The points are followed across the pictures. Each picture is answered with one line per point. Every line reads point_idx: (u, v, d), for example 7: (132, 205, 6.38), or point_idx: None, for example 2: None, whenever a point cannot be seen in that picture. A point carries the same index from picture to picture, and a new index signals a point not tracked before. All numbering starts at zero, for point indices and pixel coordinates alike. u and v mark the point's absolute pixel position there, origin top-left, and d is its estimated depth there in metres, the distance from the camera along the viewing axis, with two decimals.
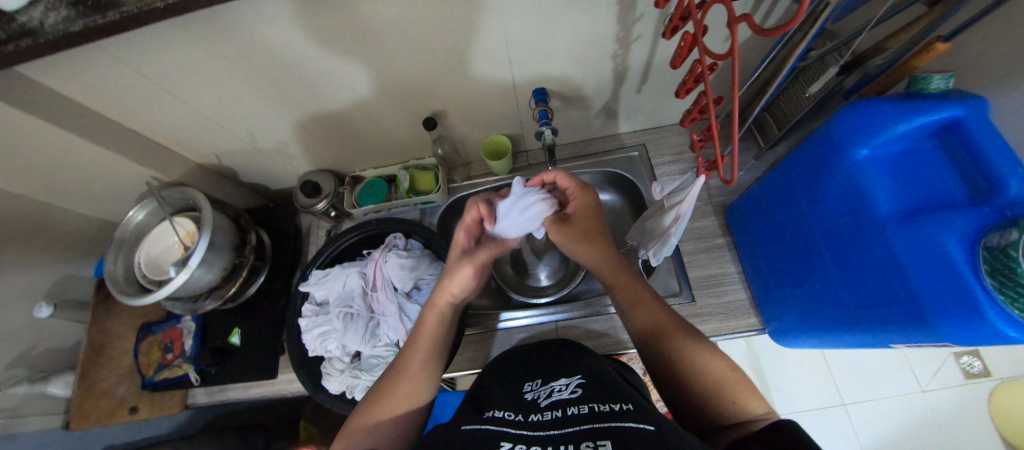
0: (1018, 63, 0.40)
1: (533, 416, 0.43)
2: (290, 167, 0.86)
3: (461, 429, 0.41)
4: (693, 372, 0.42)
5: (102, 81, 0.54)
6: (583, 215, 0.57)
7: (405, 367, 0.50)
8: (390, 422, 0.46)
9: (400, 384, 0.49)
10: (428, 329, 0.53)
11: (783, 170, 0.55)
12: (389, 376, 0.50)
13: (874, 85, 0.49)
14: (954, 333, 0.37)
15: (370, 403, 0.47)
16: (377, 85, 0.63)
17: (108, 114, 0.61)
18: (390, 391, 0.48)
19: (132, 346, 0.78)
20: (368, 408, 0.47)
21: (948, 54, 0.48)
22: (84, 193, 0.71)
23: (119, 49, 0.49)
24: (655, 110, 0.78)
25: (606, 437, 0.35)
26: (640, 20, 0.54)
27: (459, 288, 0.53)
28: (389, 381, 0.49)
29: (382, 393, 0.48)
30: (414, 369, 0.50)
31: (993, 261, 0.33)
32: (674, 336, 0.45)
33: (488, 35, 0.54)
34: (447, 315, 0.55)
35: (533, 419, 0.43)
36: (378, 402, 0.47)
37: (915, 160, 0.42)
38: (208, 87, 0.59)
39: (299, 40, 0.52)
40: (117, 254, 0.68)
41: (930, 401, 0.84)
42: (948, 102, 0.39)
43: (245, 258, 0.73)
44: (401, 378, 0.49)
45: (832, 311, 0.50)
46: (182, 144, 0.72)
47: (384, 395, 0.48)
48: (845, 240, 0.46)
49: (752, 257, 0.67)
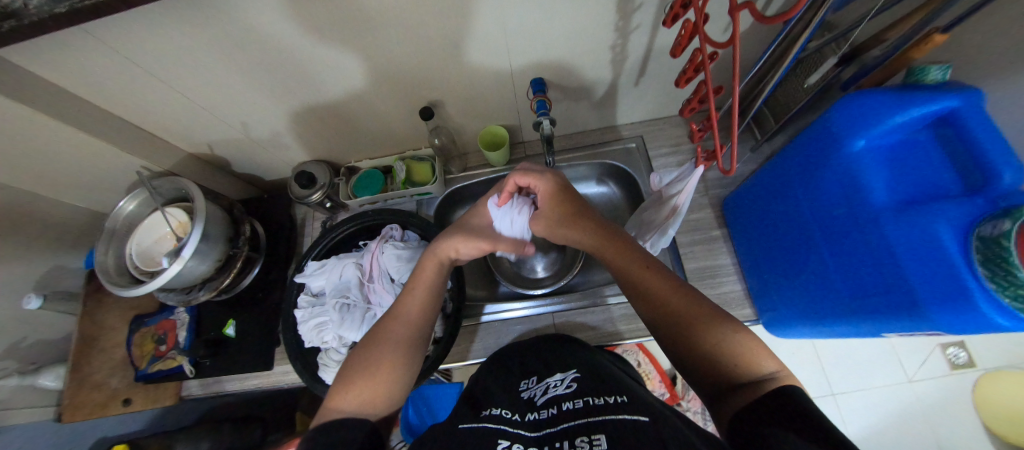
0: (1015, 53, 0.40)
1: (530, 415, 0.44)
2: (284, 158, 0.84)
3: (458, 429, 0.42)
4: (697, 336, 0.37)
5: (89, 66, 0.52)
6: (551, 202, 0.56)
7: (388, 339, 0.46)
8: (368, 397, 0.41)
9: (393, 328, 0.48)
10: (425, 279, 0.52)
11: (780, 163, 0.56)
12: (385, 322, 0.49)
13: (872, 77, 0.49)
14: (946, 322, 0.37)
15: (348, 375, 0.43)
16: (372, 73, 0.62)
17: (95, 100, 0.60)
18: (369, 360, 0.44)
19: (124, 338, 0.77)
20: (345, 379, 0.42)
21: (946, 45, 0.48)
22: (73, 182, 0.70)
23: (107, 32, 0.47)
24: (653, 102, 0.77)
25: (603, 431, 0.35)
26: (639, 9, 0.53)
27: (469, 254, 0.55)
28: (372, 350, 0.45)
29: (363, 363, 0.44)
30: (410, 316, 0.49)
31: (986, 251, 0.33)
32: (667, 298, 0.41)
33: (485, 22, 0.53)
34: (444, 267, 0.54)
35: (530, 417, 0.43)
36: (354, 371, 0.43)
37: (910, 152, 0.42)
38: (199, 74, 0.57)
39: (291, 25, 0.50)
40: (107, 245, 0.66)
41: (917, 392, 0.81)
42: (943, 94, 0.39)
43: (240, 250, 0.72)
44: (395, 323, 0.48)
45: (826, 302, 0.51)
46: (172, 133, 0.71)
47: (378, 338, 0.46)
48: (840, 231, 0.47)
49: (747, 249, 0.68)
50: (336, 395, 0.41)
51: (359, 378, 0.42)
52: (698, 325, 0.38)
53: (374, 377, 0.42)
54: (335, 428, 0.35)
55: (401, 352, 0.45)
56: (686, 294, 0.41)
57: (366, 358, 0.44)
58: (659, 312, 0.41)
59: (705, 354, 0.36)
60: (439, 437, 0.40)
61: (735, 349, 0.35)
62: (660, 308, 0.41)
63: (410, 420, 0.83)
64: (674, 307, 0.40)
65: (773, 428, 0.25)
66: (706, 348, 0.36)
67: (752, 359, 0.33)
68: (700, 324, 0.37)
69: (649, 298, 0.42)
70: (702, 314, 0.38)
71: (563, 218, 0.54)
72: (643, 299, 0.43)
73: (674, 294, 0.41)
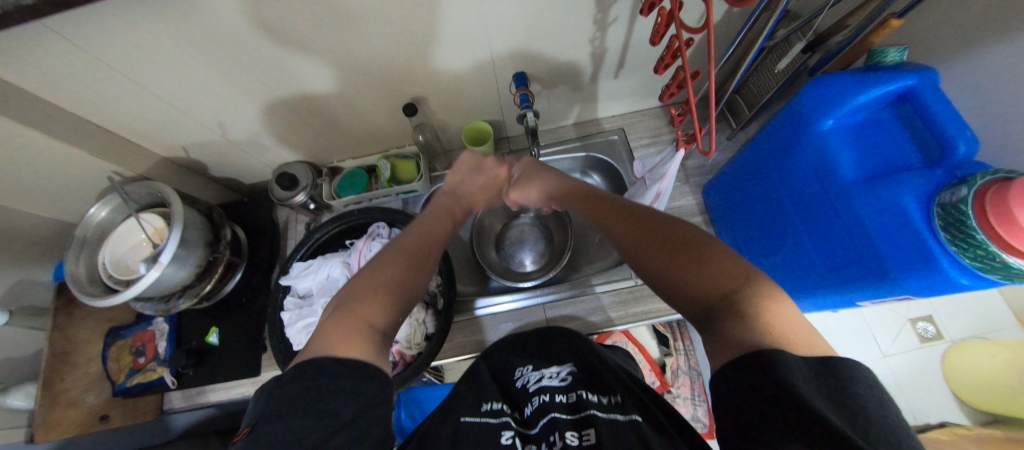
0: (966, 34, 0.43)
1: (527, 408, 0.46)
2: (265, 159, 0.82)
3: (461, 421, 0.42)
4: (674, 268, 0.35)
5: (53, 63, 0.50)
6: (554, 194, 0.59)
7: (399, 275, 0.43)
8: (378, 325, 0.38)
9: (405, 254, 0.46)
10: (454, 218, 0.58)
11: (755, 145, 0.58)
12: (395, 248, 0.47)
13: (836, 61, 0.52)
14: (913, 287, 0.40)
15: (348, 302, 0.39)
16: (354, 69, 0.61)
17: (59, 100, 0.57)
18: (378, 287, 0.40)
19: (100, 352, 0.74)
20: (350, 302, 0.38)
21: (903, 30, 0.50)
22: (37, 189, 0.66)
23: (72, 27, 0.45)
24: (633, 92, 0.79)
25: (591, 426, 0.39)
26: (616, 2, 0.54)
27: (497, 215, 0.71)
28: (363, 287, 0.40)
29: (362, 292, 0.40)
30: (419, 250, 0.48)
31: (946, 216, 0.36)
32: (662, 246, 0.37)
33: (467, 14, 0.53)
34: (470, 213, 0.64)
35: (527, 411, 0.46)
36: (342, 304, 0.39)
37: (875, 129, 0.44)
38: (172, 69, 0.55)
39: (270, 19, 0.49)
40: (78, 255, 0.63)
41: (891, 366, 0.86)
42: (903, 74, 0.41)
43: (221, 255, 0.70)
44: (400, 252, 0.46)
45: (804, 276, 0.53)
46: (146, 135, 0.68)
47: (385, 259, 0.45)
48: (814, 206, 0.49)
49: (729, 232, 0.70)
50: (340, 313, 0.37)
51: (360, 304, 0.38)
52: (675, 255, 0.35)
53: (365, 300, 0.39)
54: (325, 371, 0.30)
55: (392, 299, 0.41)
56: (667, 224, 0.39)
57: (375, 289, 0.40)
58: (640, 254, 0.39)
59: (705, 303, 0.31)
60: (440, 429, 0.41)
61: (708, 268, 0.32)
62: (640, 248, 0.39)
63: (401, 421, 0.82)
64: (652, 247, 0.38)
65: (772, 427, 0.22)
66: (684, 280, 0.33)
67: (754, 302, 0.28)
68: (681, 252, 0.35)
69: (642, 252, 0.38)
70: (682, 243, 0.36)
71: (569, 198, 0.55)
72: (625, 243, 0.41)
73: (669, 241, 0.37)
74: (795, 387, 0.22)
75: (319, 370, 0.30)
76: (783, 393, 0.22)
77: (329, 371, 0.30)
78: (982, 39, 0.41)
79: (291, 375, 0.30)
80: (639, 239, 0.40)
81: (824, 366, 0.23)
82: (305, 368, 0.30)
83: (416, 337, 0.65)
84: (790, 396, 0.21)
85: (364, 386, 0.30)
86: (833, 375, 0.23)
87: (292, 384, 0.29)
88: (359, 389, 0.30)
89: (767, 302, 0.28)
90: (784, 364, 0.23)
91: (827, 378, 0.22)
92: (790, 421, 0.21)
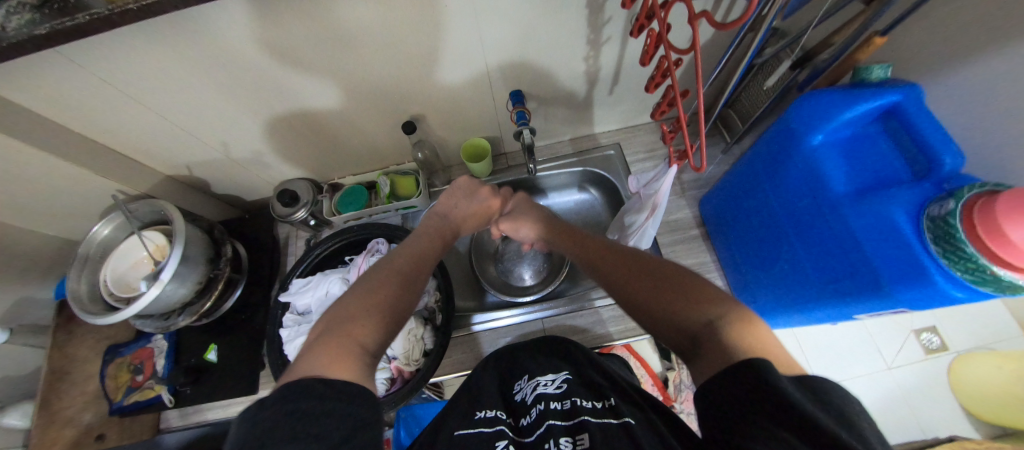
0: (942, 55, 0.44)
1: (524, 419, 0.46)
2: (267, 176, 0.84)
3: (455, 434, 0.41)
4: (656, 299, 0.37)
5: (63, 86, 0.51)
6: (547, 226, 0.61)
7: (389, 301, 0.43)
8: (370, 345, 0.38)
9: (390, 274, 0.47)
10: (432, 232, 0.59)
11: (748, 162, 0.59)
12: (389, 266, 0.48)
13: (822, 79, 0.53)
14: (908, 299, 0.40)
15: (340, 321, 0.39)
16: (354, 90, 0.63)
17: (66, 121, 0.58)
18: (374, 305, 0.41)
19: (99, 369, 0.74)
20: (338, 325, 0.39)
21: (886, 49, 0.52)
22: (43, 207, 0.67)
23: (84, 52, 0.47)
24: (628, 109, 0.81)
25: (585, 430, 0.38)
26: (608, 23, 0.56)
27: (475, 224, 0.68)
28: (359, 306, 0.41)
29: (353, 312, 0.40)
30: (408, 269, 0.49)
31: (935, 230, 0.36)
32: (647, 279, 0.39)
33: (463, 36, 0.55)
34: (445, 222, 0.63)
35: (524, 422, 0.45)
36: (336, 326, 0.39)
37: (863, 143, 0.45)
38: (178, 90, 0.57)
39: (273, 44, 0.51)
40: (80, 273, 0.64)
41: (897, 378, 0.80)
42: (887, 89, 0.42)
43: (221, 271, 0.71)
44: (398, 274, 0.47)
45: (802, 290, 0.53)
46: (150, 154, 0.70)
47: (386, 280, 0.45)
48: (807, 220, 0.49)
49: (725, 245, 0.70)
50: (323, 334, 0.37)
51: (345, 326, 0.39)
52: (661, 286, 0.38)
53: (359, 321, 0.39)
54: (312, 392, 0.29)
55: (389, 320, 0.42)
56: (656, 262, 0.41)
57: (366, 310, 0.41)
58: (626, 285, 0.41)
59: (687, 330, 0.33)
60: (434, 444, 0.40)
61: (693, 299, 0.35)
62: (628, 281, 0.41)
63: (398, 437, 0.81)
64: (637, 279, 0.40)
65: (768, 428, 0.22)
66: (670, 310, 0.35)
67: (735, 327, 0.30)
68: (668, 285, 0.37)
69: (627, 284, 0.41)
70: (670, 278, 0.38)
71: (561, 232, 0.58)
72: (615, 277, 0.43)
73: (652, 274, 0.40)
74: (779, 387, 0.23)
75: (304, 391, 0.29)
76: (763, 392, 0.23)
77: (319, 393, 0.29)
78: (960, 58, 0.42)
79: (275, 397, 0.29)
80: (626, 272, 0.42)
81: (806, 382, 0.24)
82: (291, 388, 0.30)
83: (414, 353, 0.65)
84: (788, 402, 0.22)
85: (359, 407, 0.30)
86: (818, 388, 0.23)
87: (281, 406, 0.28)
88: (333, 417, 0.28)
89: (745, 326, 0.30)
90: (767, 370, 0.24)
91: (815, 394, 0.23)
92: (784, 420, 0.22)
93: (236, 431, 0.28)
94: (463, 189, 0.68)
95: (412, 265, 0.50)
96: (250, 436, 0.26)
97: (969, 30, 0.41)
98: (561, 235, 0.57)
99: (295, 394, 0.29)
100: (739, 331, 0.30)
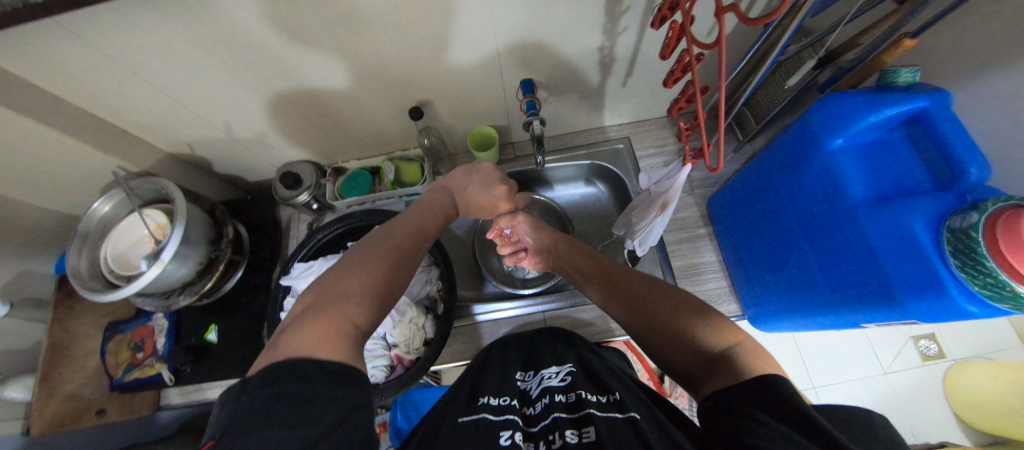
0: (976, 60, 0.43)
1: (529, 409, 0.46)
2: (269, 157, 0.82)
3: (460, 421, 0.42)
4: (673, 323, 0.38)
5: (60, 57, 0.50)
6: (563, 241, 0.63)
7: (388, 288, 0.43)
8: (362, 326, 0.38)
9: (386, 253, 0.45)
10: (434, 205, 0.58)
11: (762, 161, 0.58)
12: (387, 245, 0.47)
13: (845, 79, 0.51)
14: (921, 311, 0.39)
15: (331, 296, 0.38)
16: (361, 71, 0.61)
17: (63, 94, 0.57)
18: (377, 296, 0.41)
19: (99, 346, 0.74)
20: (323, 302, 0.37)
21: (915, 52, 0.50)
22: (42, 181, 0.66)
23: (82, 23, 0.45)
24: (640, 102, 0.79)
25: (591, 423, 0.38)
26: (627, 12, 0.54)
27: (476, 210, 0.67)
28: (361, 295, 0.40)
29: (344, 290, 0.39)
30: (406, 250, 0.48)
31: (956, 242, 0.35)
32: (664, 305, 0.41)
33: (476, 19, 0.53)
34: (450, 199, 0.62)
35: (530, 412, 0.45)
36: (326, 305, 0.37)
37: (885, 150, 0.44)
38: (180, 66, 0.55)
39: (278, 22, 0.49)
40: (80, 249, 0.64)
41: (893, 384, 0.81)
42: (914, 94, 0.41)
43: (222, 252, 0.70)
44: (399, 261, 0.46)
45: (810, 296, 0.52)
46: (150, 131, 0.68)
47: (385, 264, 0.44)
48: (821, 227, 0.48)
49: (732, 246, 0.70)
50: (312, 312, 0.36)
51: (338, 303, 0.37)
52: (678, 313, 0.39)
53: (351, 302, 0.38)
54: (298, 373, 0.28)
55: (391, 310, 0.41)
56: (671, 288, 0.43)
57: (370, 300, 0.40)
58: (644, 308, 0.42)
59: (702, 354, 0.34)
60: (438, 430, 0.41)
61: (710, 326, 0.36)
62: (643, 305, 0.43)
63: (397, 424, 0.81)
64: (655, 303, 0.42)
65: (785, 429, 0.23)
66: (686, 333, 0.37)
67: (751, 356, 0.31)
68: (686, 312, 0.39)
69: (645, 307, 0.42)
70: (685, 305, 0.40)
71: (577, 249, 0.59)
72: (630, 299, 0.45)
73: (669, 300, 0.41)
74: (792, 399, 0.25)
75: (293, 372, 0.28)
76: (771, 391, 0.26)
77: (307, 376, 0.28)
78: (992, 65, 0.41)
79: (257, 378, 0.28)
80: (645, 296, 0.44)
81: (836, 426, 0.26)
82: (277, 368, 0.28)
83: (415, 341, 0.65)
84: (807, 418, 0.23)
85: (352, 392, 0.30)
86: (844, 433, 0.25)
87: (268, 388, 0.27)
88: (321, 401, 0.27)
89: (760, 355, 0.31)
90: (777, 378, 0.27)
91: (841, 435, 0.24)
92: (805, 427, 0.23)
93: (219, 412, 0.27)
94: (481, 176, 0.64)
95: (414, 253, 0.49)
96: (235, 416, 0.25)
97: (1001, 34, 0.39)
98: (577, 253, 0.59)
99: (283, 374, 0.28)
100: (753, 358, 0.31)
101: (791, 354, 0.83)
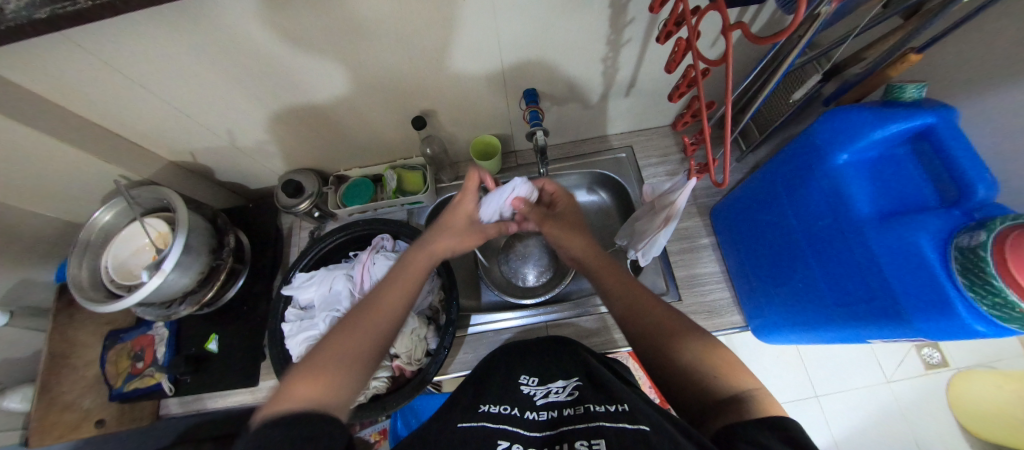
0: (982, 76, 0.43)
1: (530, 413, 0.45)
2: (271, 165, 0.82)
3: (458, 426, 0.41)
4: (686, 358, 0.38)
5: (64, 69, 0.50)
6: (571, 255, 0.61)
7: (376, 333, 0.43)
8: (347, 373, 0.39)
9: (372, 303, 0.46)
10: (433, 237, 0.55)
11: (766, 172, 0.57)
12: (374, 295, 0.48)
13: (851, 93, 0.51)
14: (927, 328, 0.39)
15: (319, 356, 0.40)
16: (362, 81, 0.61)
17: (67, 105, 0.57)
18: (362, 343, 0.42)
19: (99, 354, 0.74)
20: (306, 363, 0.39)
21: (921, 66, 0.50)
22: (43, 190, 0.66)
23: (87, 37, 0.45)
24: (643, 112, 0.79)
25: (601, 435, 0.36)
26: (631, 24, 0.54)
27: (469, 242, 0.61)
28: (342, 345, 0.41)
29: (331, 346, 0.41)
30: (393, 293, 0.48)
31: (964, 260, 0.35)
32: (679, 337, 0.41)
33: (480, 30, 0.53)
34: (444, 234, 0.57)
35: (530, 416, 0.44)
36: (315, 366, 0.38)
37: (891, 165, 0.44)
38: (183, 77, 0.55)
39: (282, 34, 0.50)
40: (80, 258, 0.63)
41: (896, 392, 0.80)
42: (921, 111, 0.40)
43: (223, 261, 0.70)
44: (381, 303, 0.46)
45: (815, 310, 0.52)
46: (153, 140, 0.68)
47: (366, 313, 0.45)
48: (826, 242, 0.48)
49: (735, 257, 0.69)
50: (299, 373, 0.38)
51: (324, 358, 0.39)
52: (691, 347, 0.39)
53: (334, 359, 0.39)
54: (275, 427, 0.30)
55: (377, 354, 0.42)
56: (680, 319, 0.44)
57: None
58: (657, 338, 0.42)
59: (711, 395, 0.35)
60: (437, 435, 0.40)
61: (724, 368, 0.36)
62: (656, 336, 0.42)
63: (397, 431, 0.81)
64: (669, 333, 0.42)
65: None
66: (700, 371, 0.37)
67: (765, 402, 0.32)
68: (699, 348, 0.39)
69: (658, 337, 0.42)
70: (697, 339, 0.40)
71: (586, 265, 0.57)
72: (634, 326, 0.45)
73: (685, 333, 0.41)
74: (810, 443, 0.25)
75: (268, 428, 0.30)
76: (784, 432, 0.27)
77: (280, 427, 0.30)
78: (998, 82, 0.41)
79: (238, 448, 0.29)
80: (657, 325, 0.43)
81: None
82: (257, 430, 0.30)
83: (417, 353, 0.65)
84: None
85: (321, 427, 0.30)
86: None
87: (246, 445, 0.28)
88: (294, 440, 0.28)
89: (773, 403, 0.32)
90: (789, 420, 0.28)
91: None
92: None
93: None
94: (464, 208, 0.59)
95: (401, 289, 0.49)
96: None
97: (1007, 52, 0.39)
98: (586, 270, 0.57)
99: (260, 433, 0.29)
100: (761, 404, 0.32)
101: (793, 364, 0.83)
